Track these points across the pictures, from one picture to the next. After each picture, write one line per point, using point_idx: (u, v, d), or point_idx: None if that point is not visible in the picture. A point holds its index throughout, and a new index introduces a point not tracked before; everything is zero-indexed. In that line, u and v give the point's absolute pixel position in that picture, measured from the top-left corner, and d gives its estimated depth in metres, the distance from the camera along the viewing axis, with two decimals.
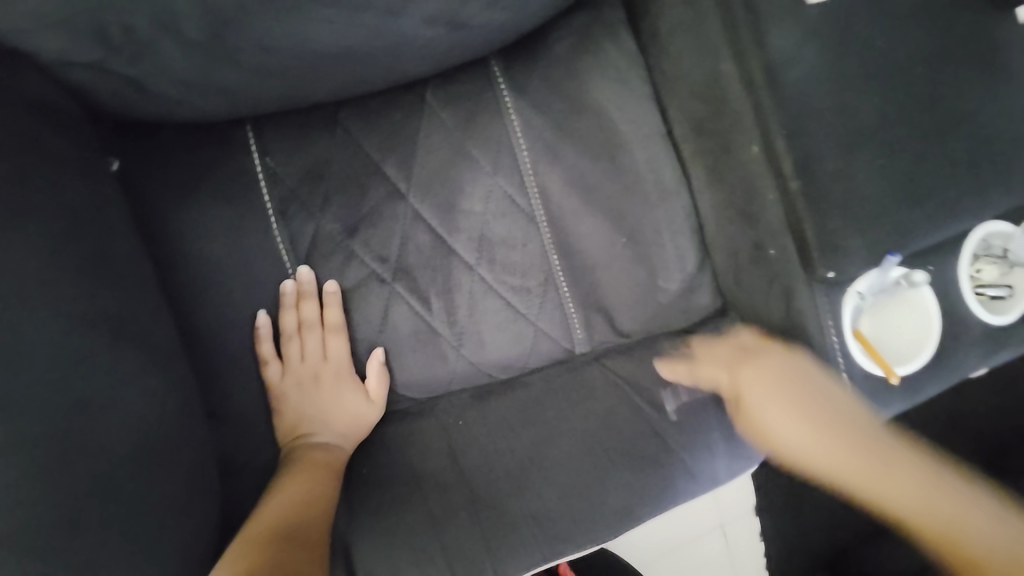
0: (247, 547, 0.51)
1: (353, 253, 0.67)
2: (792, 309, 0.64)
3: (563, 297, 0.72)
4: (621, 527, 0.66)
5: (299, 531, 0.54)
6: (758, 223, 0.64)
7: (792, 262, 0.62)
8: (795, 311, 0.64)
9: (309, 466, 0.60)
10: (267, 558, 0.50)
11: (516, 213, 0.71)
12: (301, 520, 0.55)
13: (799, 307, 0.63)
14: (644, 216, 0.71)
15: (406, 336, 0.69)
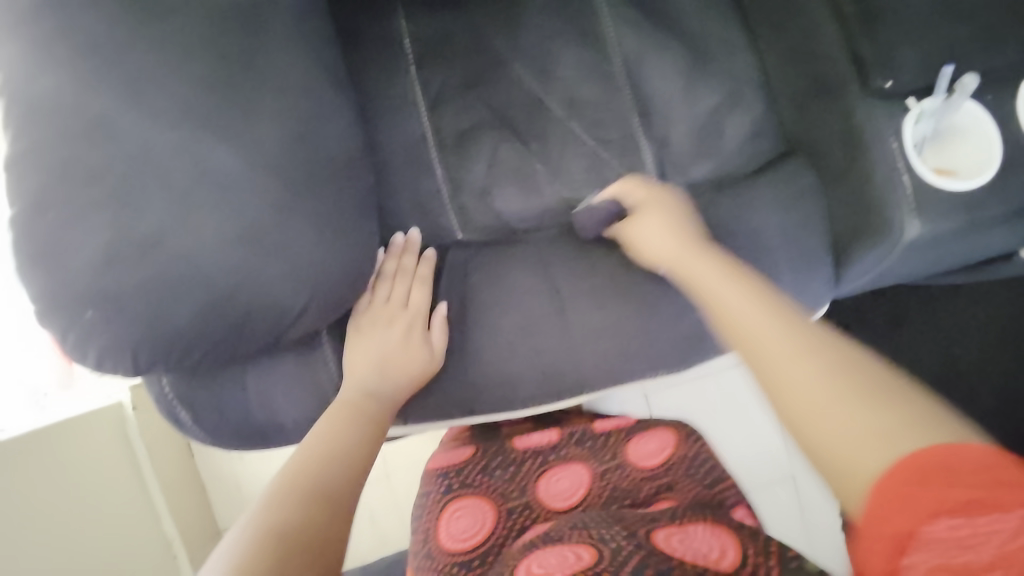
0: (308, 460, 0.55)
1: (468, 103, 0.83)
2: (851, 127, 0.75)
3: (639, 145, 0.84)
4: (683, 349, 0.80)
5: (343, 455, 0.57)
6: (818, 57, 0.77)
7: (851, 79, 0.74)
8: (858, 127, 0.74)
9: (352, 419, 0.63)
10: (325, 469, 0.54)
11: (600, 75, 0.85)
12: (350, 441, 0.59)
13: (864, 120, 0.73)
14: (712, 74, 0.83)
15: (507, 171, 0.83)
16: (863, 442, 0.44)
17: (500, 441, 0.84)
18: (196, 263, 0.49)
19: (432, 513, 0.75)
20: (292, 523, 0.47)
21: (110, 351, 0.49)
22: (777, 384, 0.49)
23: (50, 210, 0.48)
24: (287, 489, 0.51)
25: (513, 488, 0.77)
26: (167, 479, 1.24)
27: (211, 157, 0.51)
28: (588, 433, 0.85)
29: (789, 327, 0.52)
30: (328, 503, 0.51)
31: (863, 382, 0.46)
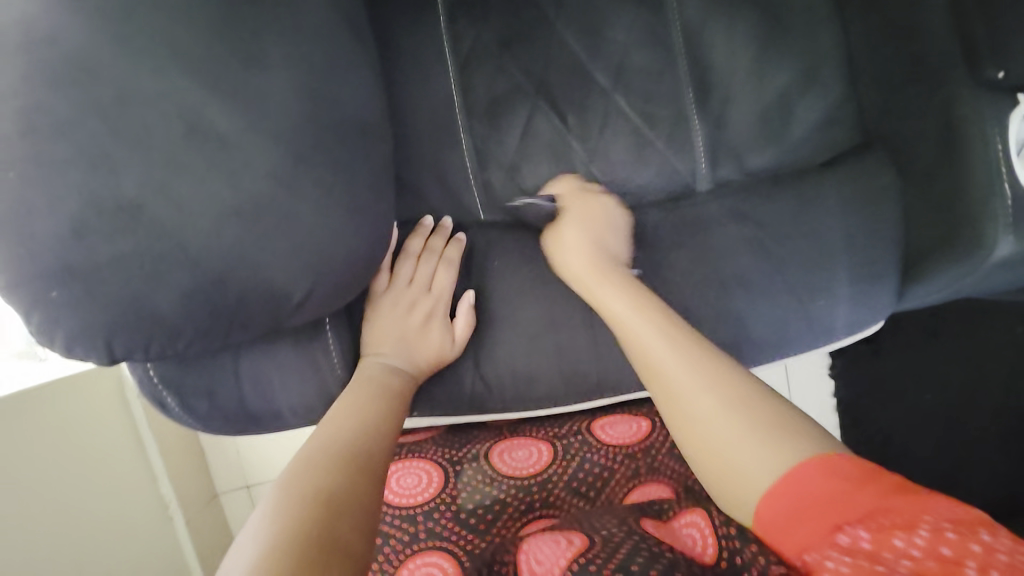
0: (318, 467, 0.48)
1: (503, 66, 0.73)
2: (945, 119, 0.67)
3: (693, 127, 0.74)
4: None
5: (362, 453, 0.51)
6: (919, 36, 0.68)
7: (954, 66, 0.66)
8: (953, 120, 0.66)
9: (366, 411, 0.57)
10: (334, 482, 0.46)
11: (656, 43, 0.74)
12: (368, 450, 0.52)
13: (965, 112, 0.65)
14: (786, 50, 0.72)
15: (539, 146, 0.74)
16: (745, 465, 0.45)
17: (470, 467, 0.72)
18: (184, 243, 0.42)
19: (390, 562, 0.66)
20: (285, 532, 0.40)
21: (80, 336, 0.42)
22: (671, 405, 0.51)
23: (9, 166, 0.40)
24: (292, 491, 0.45)
25: (479, 543, 0.67)
26: (163, 439, 1.20)
27: (204, 114, 0.43)
28: (579, 457, 0.73)
29: (686, 354, 0.53)
30: (340, 509, 0.44)
31: (746, 405, 0.48)
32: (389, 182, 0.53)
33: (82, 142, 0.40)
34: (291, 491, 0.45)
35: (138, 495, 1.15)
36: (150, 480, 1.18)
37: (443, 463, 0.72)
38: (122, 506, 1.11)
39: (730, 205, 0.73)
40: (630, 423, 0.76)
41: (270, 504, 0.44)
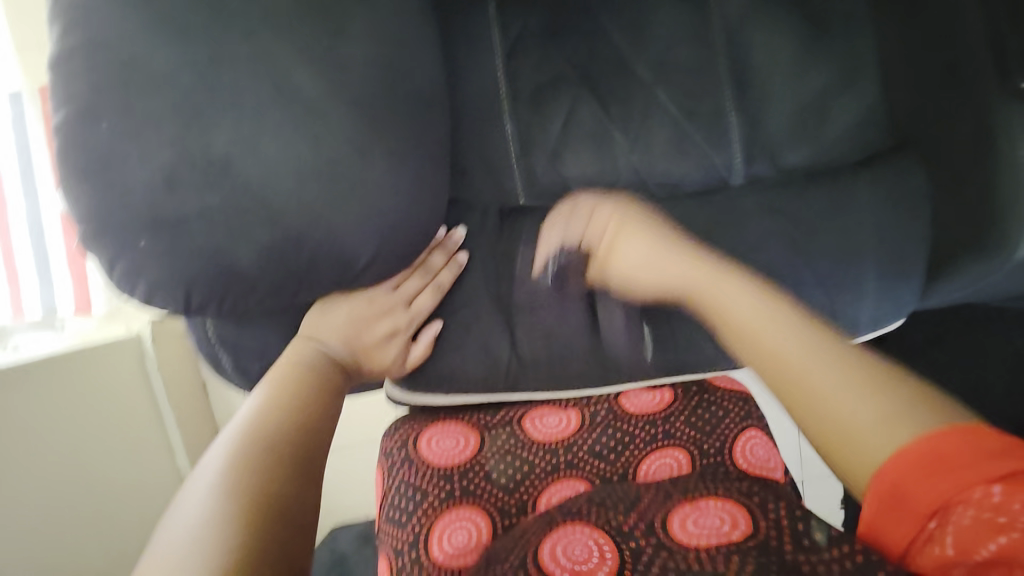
0: (239, 475, 0.43)
1: (548, 53, 0.75)
2: (975, 125, 0.70)
3: (731, 121, 0.76)
4: None
5: (294, 447, 0.48)
6: (954, 42, 0.71)
7: (986, 73, 0.69)
8: (983, 126, 0.70)
9: (287, 403, 0.53)
10: (267, 481, 0.44)
11: (698, 39, 0.75)
12: (307, 449, 0.49)
13: (996, 117, 0.68)
14: (824, 52, 0.75)
15: (580, 134, 0.75)
16: (850, 402, 0.44)
17: (503, 432, 0.74)
18: (266, 201, 0.44)
19: (421, 518, 0.67)
20: (208, 564, 0.36)
21: (162, 285, 0.44)
22: (767, 352, 0.50)
23: (103, 118, 0.42)
24: (219, 497, 0.41)
25: (510, 502, 0.70)
26: (181, 412, 1.20)
27: (290, 79, 0.45)
28: (603, 425, 0.75)
29: (790, 319, 0.51)
30: (275, 524, 0.41)
31: (851, 364, 0.47)
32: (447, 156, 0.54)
33: (173, 96, 0.42)
34: (204, 515, 0.40)
35: (156, 466, 1.15)
36: (167, 452, 1.18)
37: (478, 427, 0.75)
38: (140, 477, 1.11)
39: (763, 200, 0.75)
40: (653, 393, 0.78)
41: (190, 529, 0.39)
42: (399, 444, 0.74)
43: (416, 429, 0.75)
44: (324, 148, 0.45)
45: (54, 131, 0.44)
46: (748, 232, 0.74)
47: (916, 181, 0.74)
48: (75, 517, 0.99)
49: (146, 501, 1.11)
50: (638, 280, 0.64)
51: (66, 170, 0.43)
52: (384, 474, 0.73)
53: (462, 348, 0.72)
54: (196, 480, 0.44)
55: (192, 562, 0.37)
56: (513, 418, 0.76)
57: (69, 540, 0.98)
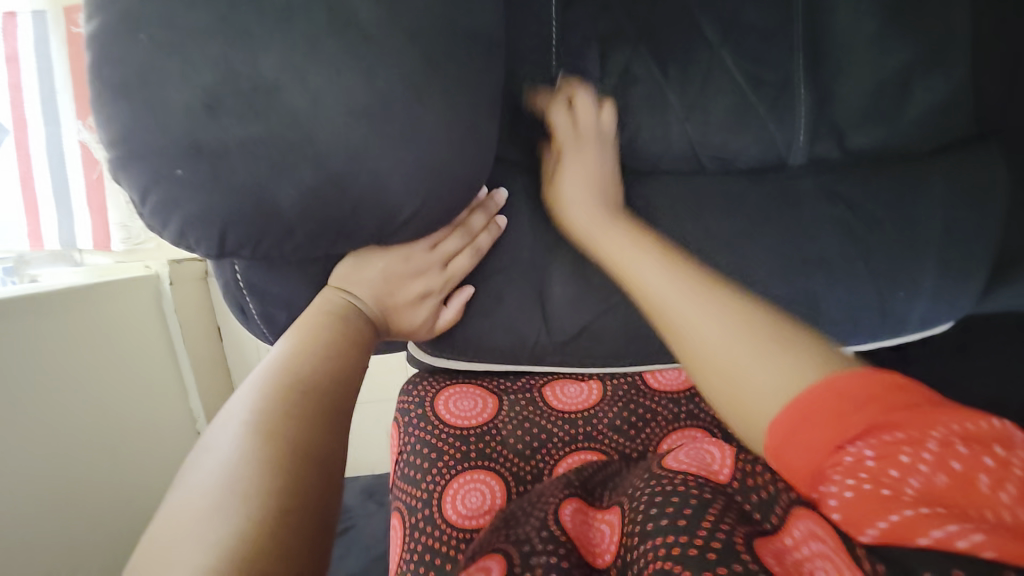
0: (269, 418, 0.42)
1: (609, 4, 0.69)
2: None
3: (798, 96, 0.70)
4: None
5: (323, 395, 0.47)
6: None
7: None
8: None
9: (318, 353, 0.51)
10: (298, 426, 0.42)
11: (773, 2, 0.69)
12: (336, 399, 0.48)
13: None
14: (910, 27, 0.68)
15: (636, 97, 0.69)
16: (760, 372, 0.42)
17: (523, 399, 0.73)
18: (311, 138, 0.40)
19: (436, 476, 0.66)
20: (242, 504, 0.36)
21: (196, 221, 0.41)
22: (699, 366, 0.46)
23: (143, 30, 0.38)
24: (250, 441, 0.40)
25: (526, 468, 0.69)
26: (196, 356, 1.20)
27: (347, 4, 0.41)
28: (625, 401, 0.73)
29: (683, 302, 0.49)
30: (307, 470, 0.39)
31: (725, 350, 0.45)
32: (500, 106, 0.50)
33: (221, 12, 0.38)
34: (234, 455, 0.39)
35: (168, 407, 1.16)
36: (179, 394, 1.19)
37: (498, 391, 0.74)
38: (154, 417, 1.12)
39: (823, 184, 0.71)
40: (680, 372, 0.75)
41: (221, 469, 0.38)
42: (416, 401, 0.72)
43: (435, 387, 0.73)
44: (378, 86, 0.41)
45: (86, 43, 0.40)
46: (802, 218, 0.70)
47: (989, 177, 0.69)
48: (98, 455, 0.99)
49: (159, 441, 1.12)
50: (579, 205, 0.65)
51: (99, 86, 0.40)
52: (399, 432, 0.72)
53: (492, 314, 0.69)
54: (224, 420, 0.43)
55: (224, 501, 0.36)
56: (534, 386, 0.74)
57: (92, 479, 0.97)
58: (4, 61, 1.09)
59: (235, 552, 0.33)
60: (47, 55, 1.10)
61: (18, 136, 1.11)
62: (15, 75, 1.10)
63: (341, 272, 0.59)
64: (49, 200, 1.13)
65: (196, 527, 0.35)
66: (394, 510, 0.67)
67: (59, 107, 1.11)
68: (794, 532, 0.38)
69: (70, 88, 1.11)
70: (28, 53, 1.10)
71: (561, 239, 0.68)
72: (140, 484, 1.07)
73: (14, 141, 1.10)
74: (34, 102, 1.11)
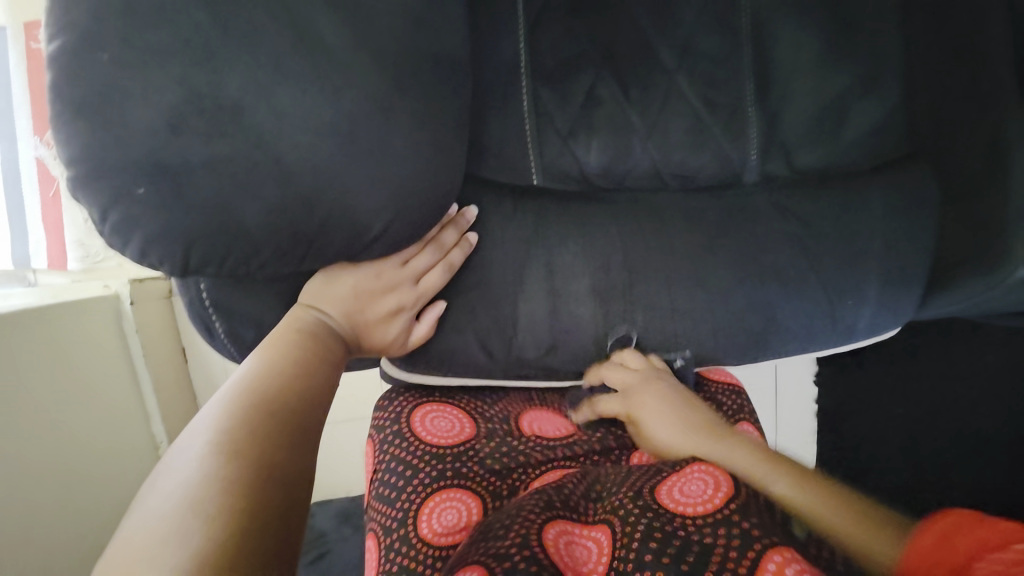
0: (235, 435, 0.42)
1: (572, 30, 0.72)
2: None
3: (751, 117, 0.74)
4: (750, 354, 0.74)
5: (291, 412, 0.47)
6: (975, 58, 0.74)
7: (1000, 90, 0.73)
8: None
9: (287, 369, 0.51)
10: (265, 444, 0.42)
11: (725, 29, 0.73)
12: (305, 415, 0.48)
13: None
14: (848, 55, 0.74)
15: (598, 117, 0.72)
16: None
17: (498, 415, 0.74)
18: (279, 157, 0.41)
19: (411, 494, 0.66)
20: (205, 523, 0.35)
21: (159, 239, 0.41)
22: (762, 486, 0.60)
23: (105, 49, 0.38)
24: (214, 458, 0.40)
25: (504, 484, 0.68)
26: (159, 378, 1.16)
27: (314, 27, 0.42)
28: (596, 412, 0.75)
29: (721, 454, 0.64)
30: (273, 489, 0.39)
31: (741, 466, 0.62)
32: (468, 126, 0.52)
33: (187, 33, 0.39)
34: (198, 473, 0.39)
35: (129, 433, 1.11)
36: (141, 418, 1.14)
37: (473, 407, 0.75)
38: (115, 443, 1.07)
39: (776, 199, 0.75)
40: None
41: (184, 488, 0.38)
42: (392, 420, 0.72)
43: (412, 402, 0.74)
44: (346, 106, 0.43)
45: (47, 62, 0.40)
46: (758, 231, 0.73)
47: (924, 193, 0.75)
48: (53, 485, 0.94)
49: (119, 468, 1.08)
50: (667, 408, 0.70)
51: (58, 105, 0.39)
52: (376, 450, 0.72)
53: (463, 329, 0.69)
54: (189, 438, 0.42)
55: (187, 521, 0.35)
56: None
57: (47, 511, 0.92)
58: None
59: (197, 574, 0.33)
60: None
61: None
62: None
63: (312, 290, 0.59)
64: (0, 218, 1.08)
65: (157, 548, 0.34)
66: (370, 531, 0.67)
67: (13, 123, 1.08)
68: (774, 558, 0.47)
69: (25, 103, 1.08)
70: None
71: (531, 254, 0.70)
72: (96, 516, 1.02)
73: None
74: None
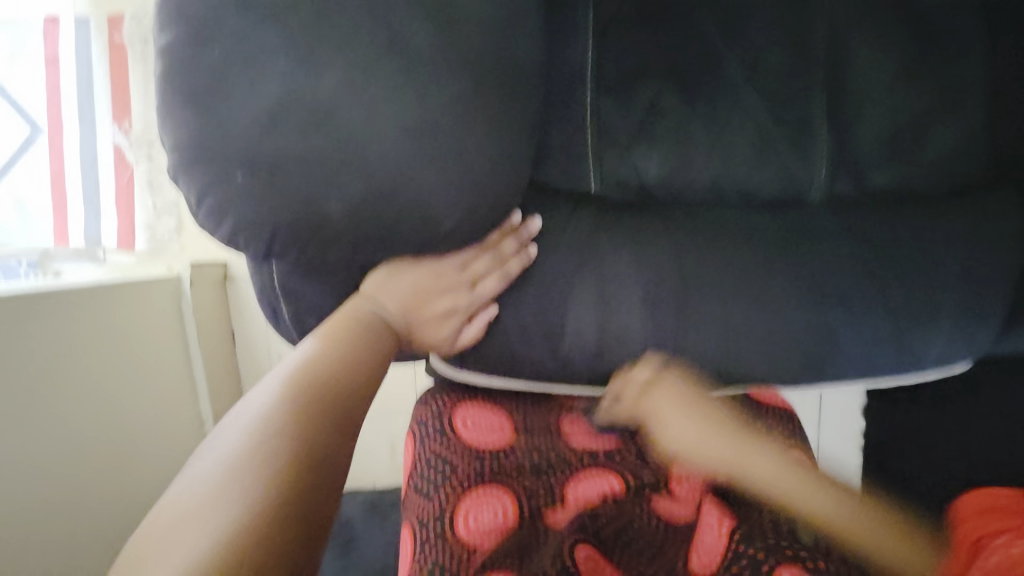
0: (278, 411, 0.44)
1: (639, 40, 0.72)
2: None
3: (819, 134, 0.72)
4: (805, 378, 0.72)
5: (335, 396, 0.48)
6: None
7: None
8: None
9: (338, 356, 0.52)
10: (308, 424, 0.44)
11: (796, 45, 0.72)
12: (347, 400, 0.49)
13: None
14: (927, 74, 0.71)
15: (661, 128, 0.71)
16: (836, 513, 0.62)
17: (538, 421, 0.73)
18: (362, 150, 0.42)
19: (447, 491, 0.66)
20: (236, 496, 0.37)
21: (247, 225, 0.43)
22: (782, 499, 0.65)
23: (214, 43, 0.41)
24: (261, 435, 0.41)
25: (538, 488, 0.69)
26: (211, 362, 1.20)
27: (403, 28, 0.43)
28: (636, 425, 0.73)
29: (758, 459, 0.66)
30: (304, 467, 0.40)
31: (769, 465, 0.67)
32: (537, 128, 0.52)
33: (287, 31, 0.41)
34: (239, 445, 0.41)
35: (178, 410, 1.16)
36: (190, 396, 1.19)
37: (511, 413, 0.75)
38: (165, 420, 1.13)
39: (841, 220, 0.72)
40: None
41: (230, 458, 0.40)
42: (432, 416, 0.73)
43: (453, 402, 0.74)
44: (429, 106, 0.44)
45: (158, 53, 0.43)
46: (822, 251, 0.71)
47: (1004, 220, 0.71)
48: None
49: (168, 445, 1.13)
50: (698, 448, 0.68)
51: (167, 94, 0.42)
52: (413, 444, 0.72)
53: (512, 331, 0.70)
54: (245, 407, 0.45)
55: (229, 488, 0.38)
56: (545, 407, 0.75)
57: None
58: (48, 65, 1.14)
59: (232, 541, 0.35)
60: (88, 60, 1.15)
61: (55, 136, 1.14)
62: (57, 79, 1.14)
63: (371, 282, 0.60)
64: (79, 199, 1.16)
65: (200, 508, 0.37)
66: (404, 526, 0.67)
67: (96, 111, 1.15)
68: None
69: (108, 93, 1.15)
70: (71, 58, 1.14)
71: (585, 260, 0.69)
72: None
73: (49, 140, 1.14)
74: (73, 105, 1.15)
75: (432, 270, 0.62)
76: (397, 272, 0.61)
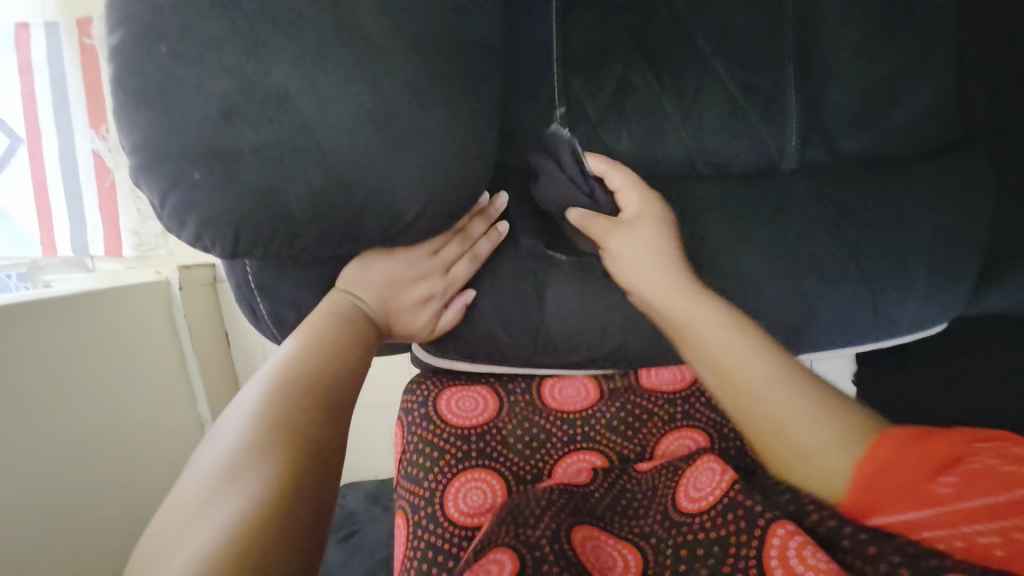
0: (270, 409, 0.44)
1: (605, 16, 0.71)
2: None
3: (789, 102, 0.72)
4: (784, 346, 0.73)
5: (326, 390, 0.49)
6: None
7: None
8: None
9: (323, 349, 0.53)
10: (300, 417, 0.44)
11: (763, 11, 0.71)
12: (337, 392, 0.50)
13: None
14: (895, 35, 0.71)
15: (631, 104, 0.71)
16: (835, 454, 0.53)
17: (524, 401, 0.74)
18: (319, 142, 0.43)
19: (438, 475, 0.68)
20: (239, 488, 0.38)
21: (211, 223, 0.44)
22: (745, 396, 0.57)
23: (162, 43, 0.41)
24: (255, 431, 0.42)
25: (526, 467, 0.70)
26: (204, 361, 1.22)
27: (353, 16, 0.43)
28: (623, 401, 0.74)
29: (748, 350, 0.58)
30: (302, 457, 0.41)
31: (778, 376, 0.57)
32: (498, 110, 0.52)
33: (236, 25, 0.41)
34: (236, 442, 0.41)
35: (177, 412, 1.18)
36: (188, 398, 1.21)
37: (498, 391, 0.75)
38: (165, 422, 1.15)
39: (814, 187, 0.73)
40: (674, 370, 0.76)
41: (227, 455, 0.40)
42: (420, 400, 0.73)
43: (437, 388, 0.75)
44: (384, 95, 0.44)
45: (109, 55, 0.43)
46: (795, 220, 0.71)
47: (975, 180, 0.71)
48: (109, 459, 1.01)
49: (168, 447, 1.14)
50: (712, 336, 0.60)
51: (121, 95, 0.42)
52: (403, 431, 0.73)
53: (491, 316, 0.70)
54: (234, 410, 0.45)
55: (232, 481, 0.38)
56: (531, 386, 0.75)
57: (104, 484, 0.99)
58: (20, 73, 1.13)
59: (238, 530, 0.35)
60: (60, 66, 1.14)
61: (33, 145, 1.14)
62: (31, 87, 1.13)
63: (348, 277, 0.61)
64: (62, 208, 1.16)
65: (200, 508, 0.37)
66: (397, 508, 0.69)
67: (73, 118, 1.15)
68: (775, 539, 0.49)
69: (83, 98, 1.14)
70: (42, 65, 1.13)
71: (561, 243, 0.69)
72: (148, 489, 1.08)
73: (27, 150, 1.14)
74: (49, 112, 1.14)
75: (404, 259, 0.63)
76: (370, 264, 0.62)
